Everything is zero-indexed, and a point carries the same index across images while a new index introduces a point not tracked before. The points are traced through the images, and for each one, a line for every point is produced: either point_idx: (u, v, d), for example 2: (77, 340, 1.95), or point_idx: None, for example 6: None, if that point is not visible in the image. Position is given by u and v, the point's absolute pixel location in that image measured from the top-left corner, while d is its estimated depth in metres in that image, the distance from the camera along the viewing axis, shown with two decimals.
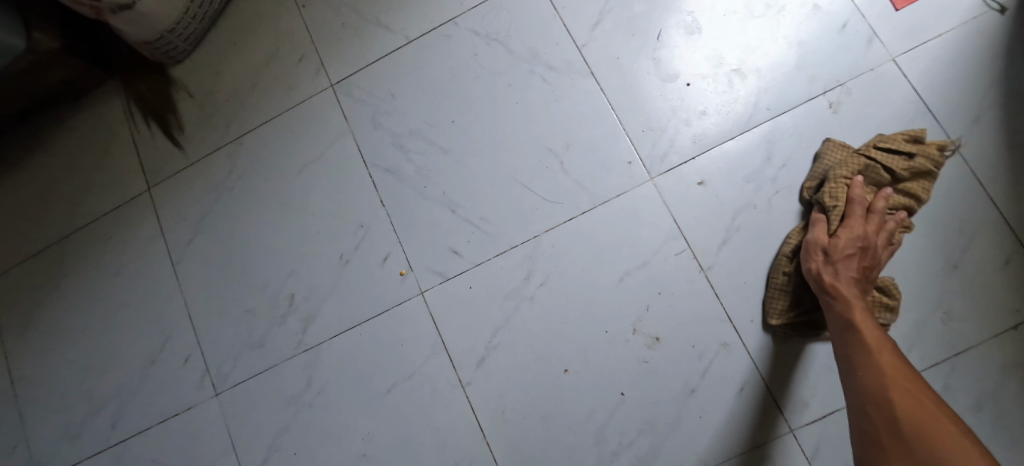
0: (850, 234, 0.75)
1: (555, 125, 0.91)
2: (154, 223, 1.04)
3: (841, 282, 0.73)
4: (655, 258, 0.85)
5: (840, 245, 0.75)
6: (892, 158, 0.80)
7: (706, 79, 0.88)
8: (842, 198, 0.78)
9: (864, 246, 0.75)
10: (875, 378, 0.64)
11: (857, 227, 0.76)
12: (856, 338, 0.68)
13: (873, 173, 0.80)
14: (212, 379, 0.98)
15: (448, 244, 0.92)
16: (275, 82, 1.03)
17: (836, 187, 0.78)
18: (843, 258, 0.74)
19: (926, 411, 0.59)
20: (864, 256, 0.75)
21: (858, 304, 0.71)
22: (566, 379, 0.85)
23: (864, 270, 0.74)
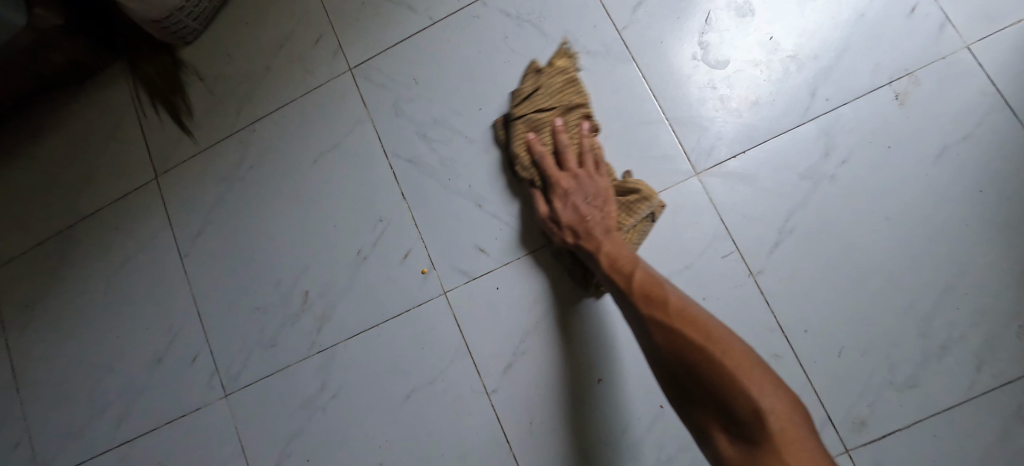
0: (563, 198, 0.77)
1: (592, 114, 0.84)
2: (162, 213, 0.99)
3: (585, 234, 0.74)
4: (699, 261, 0.79)
5: (563, 194, 0.77)
6: (518, 143, 0.82)
7: (759, 66, 0.81)
8: (549, 161, 0.79)
9: (582, 198, 0.76)
10: (661, 319, 0.62)
11: (568, 180, 0.77)
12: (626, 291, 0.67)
13: (533, 154, 0.81)
14: (221, 379, 0.92)
15: (473, 241, 0.85)
16: (290, 64, 0.97)
17: (521, 152, 0.81)
18: (569, 220, 0.76)
19: (719, 356, 0.56)
20: (589, 206, 0.76)
21: (603, 245, 0.73)
22: (600, 389, 0.79)
23: (590, 213, 0.75)
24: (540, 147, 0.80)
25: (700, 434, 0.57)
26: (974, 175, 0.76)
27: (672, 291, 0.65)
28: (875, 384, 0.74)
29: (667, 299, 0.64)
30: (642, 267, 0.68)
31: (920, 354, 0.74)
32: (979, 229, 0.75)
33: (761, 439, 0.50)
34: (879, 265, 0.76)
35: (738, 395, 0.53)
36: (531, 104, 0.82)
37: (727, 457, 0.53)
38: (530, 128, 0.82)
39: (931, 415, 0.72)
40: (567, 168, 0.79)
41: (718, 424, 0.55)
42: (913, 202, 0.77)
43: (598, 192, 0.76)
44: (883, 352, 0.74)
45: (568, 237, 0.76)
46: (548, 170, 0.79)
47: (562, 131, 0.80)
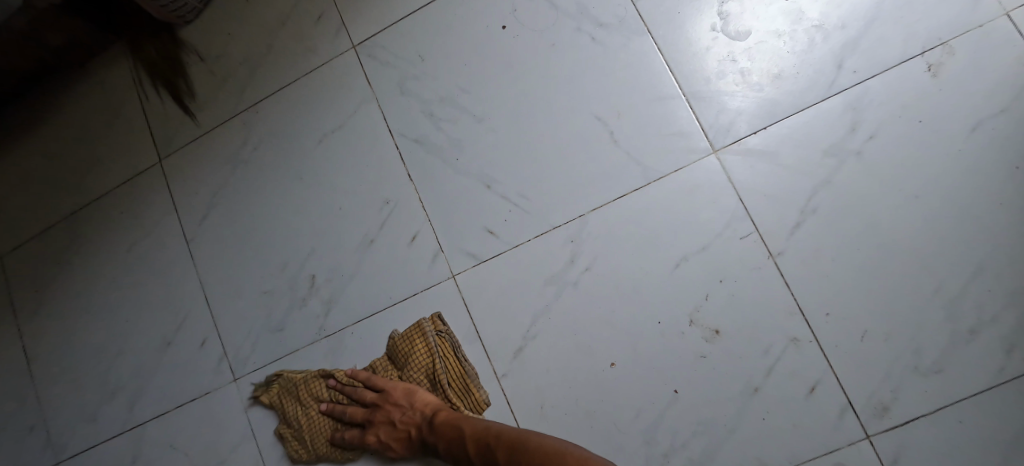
0: (378, 437, 0.80)
1: (605, 90, 0.81)
2: (166, 197, 0.97)
3: (421, 444, 0.77)
4: (716, 241, 0.76)
5: (381, 436, 0.79)
6: (317, 452, 0.85)
7: (781, 38, 0.78)
8: (351, 436, 0.82)
9: (394, 408, 0.79)
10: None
11: (375, 423, 0.80)
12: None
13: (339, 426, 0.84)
14: (230, 364, 0.92)
15: (482, 224, 0.83)
16: (292, 43, 0.94)
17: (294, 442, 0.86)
18: (397, 446, 0.79)
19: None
20: (401, 410, 0.79)
21: (447, 443, 0.74)
22: (613, 374, 0.77)
23: (407, 425, 0.78)
24: (335, 410, 0.83)
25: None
26: (1011, 149, 0.72)
27: (498, 439, 0.71)
28: (899, 367, 0.71)
29: (496, 439, 0.71)
30: (468, 437, 0.73)
31: (948, 336, 0.71)
32: (1016, 206, 0.71)
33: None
34: (907, 244, 0.73)
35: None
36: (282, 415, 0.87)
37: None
38: (315, 398, 0.86)
39: (959, 401, 0.69)
40: (368, 405, 0.81)
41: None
42: (944, 179, 0.73)
43: (395, 397, 0.80)
44: (909, 335, 0.72)
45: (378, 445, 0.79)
46: (355, 440, 0.82)
47: (339, 383, 0.84)
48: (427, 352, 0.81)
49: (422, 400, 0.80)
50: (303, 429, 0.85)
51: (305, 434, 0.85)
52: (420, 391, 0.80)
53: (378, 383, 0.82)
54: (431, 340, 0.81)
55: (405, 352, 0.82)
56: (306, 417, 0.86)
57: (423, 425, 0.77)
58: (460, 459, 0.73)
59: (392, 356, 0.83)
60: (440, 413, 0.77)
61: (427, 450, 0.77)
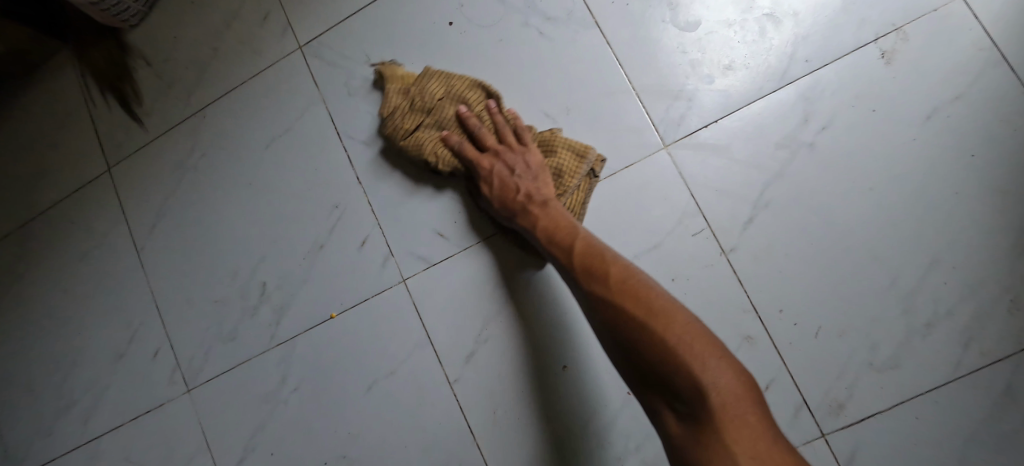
0: (489, 180, 0.75)
1: (553, 86, 0.79)
2: (115, 205, 0.95)
3: (525, 212, 0.73)
4: (669, 238, 0.74)
5: (495, 185, 0.75)
6: (416, 116, 0.79)
7: (732, 27, 0.75)
8: (468, 148, 0.77)
9: (508, 170, 0.75)
10: (608, 306, 0.61)
11: (493, 164, 0.76)
12: (575, 269, 0.66)
13: (445, 149, 0.78)
14: (183, 374, 0.90)
15: (432, 226, 0.81)
16: (237, 45, 0.91)
17: (405, 118, 0.79)
18: (499, 194, 0.74)
19: (656, 334, 0.57)
20: (523, 175, 0.74)
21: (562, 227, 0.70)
22: (565, 376, 0.76)
23: (519, 187, 0.74)
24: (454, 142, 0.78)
25: (653, 410, 0.59)
26: (964, 138, 0.70)
27: (611, 261, 0.65)
28: (854, 364, 0.69)
29: (613, 272, 0.63)
30: (581, 237, 0.68)
31: (903, 332, 0.69)
32: (972, 196, 0.69)
33: (704, 414, 0.52)
34: (862, 239, 0.71)
35: (681, 374, 0.54)
36: (420, 89, 0.79)
37: (677, 437, 0.55)
38: (456, 100, 0.79)
39: (915, 397, 0.68)
40: (489, 147, 0.77)
41: (664, 402, 0.57)
42: (898, 170, 0.71)
43: (519, 164, 0.75)
44: (864, 331, 0.70)
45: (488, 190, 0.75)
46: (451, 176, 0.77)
47: (469, 116, 0.78)
48: (577, 169, 0.74)
49: (546, 181, 0.75)
50: (409, 105, 0.79)
51: (428, 109, 0.79)
52: (545, 173, 0.75)
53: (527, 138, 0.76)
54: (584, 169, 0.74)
55: (558, 146, 0.75)
56: (446, 102, 0.79)
57: (548, 205, 0.72)
58: (558, 253, 0.68)
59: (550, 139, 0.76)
60: (553, 202, 0.73)
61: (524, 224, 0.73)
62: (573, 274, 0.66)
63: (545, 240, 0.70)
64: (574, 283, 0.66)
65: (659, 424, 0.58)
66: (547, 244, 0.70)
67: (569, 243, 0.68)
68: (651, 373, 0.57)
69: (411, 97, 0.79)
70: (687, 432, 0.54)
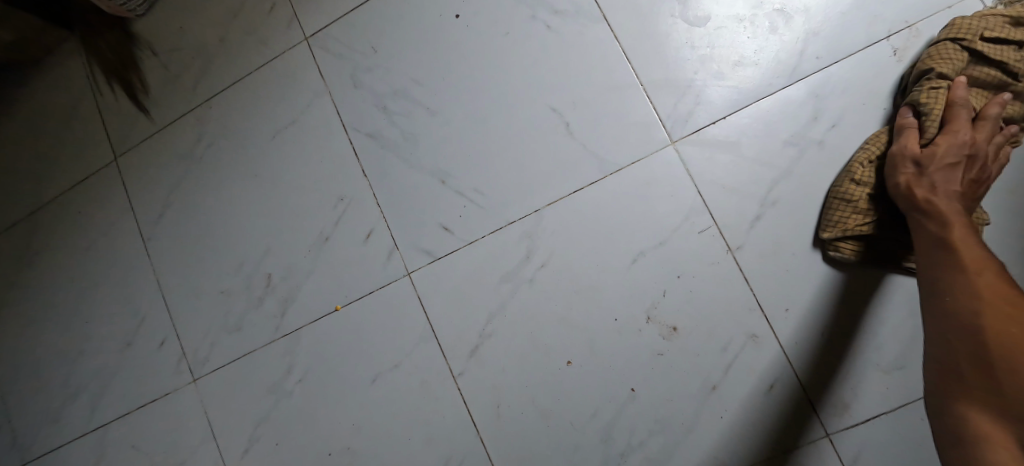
0: (942, 169, 0.62)
1: (561, 80, 0.78)
2: (122, 196, 0.95)
3: (935, 208, 0.60)
4: (675, 235, 0.73)
5: (938, 158, 0.62)
6: (935, 88, 0.65)
7: (742, 22, 0.74)
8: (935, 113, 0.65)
9: (975, 164, 0.62)
10: (992, 331, 0.49)
11: (950, 146, 0.63)
12: (953, 277, 0.55)
13: (937, 105, 0.65)
14: (189, 364, 0.91)
15: (437, 220, 0.81)
16: (243, 35, 0.91)
17: (964, 28, 0.66)
18: (940, 168, 0.62)
19: None
20: (973, 169, 0.62)
21: (959, 223, 0.58)
22: (568, 373, 0.75)
23: (981, 178, 0.62)
24: (957, 111, 0.64)
25: (962, 441, 0.48)
26: None
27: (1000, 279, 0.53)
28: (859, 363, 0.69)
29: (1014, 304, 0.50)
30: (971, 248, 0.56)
31: (910, 333, 0.69)
32: None
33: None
34: None
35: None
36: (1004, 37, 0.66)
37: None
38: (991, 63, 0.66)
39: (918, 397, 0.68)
40: (983, 133, 0.64)
41: (1005, 440, 0.45)
42: None
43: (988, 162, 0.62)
44: (870, 330, 0.69)
45: (941, 156, 0.62)
46: (909, 153, 0.64)
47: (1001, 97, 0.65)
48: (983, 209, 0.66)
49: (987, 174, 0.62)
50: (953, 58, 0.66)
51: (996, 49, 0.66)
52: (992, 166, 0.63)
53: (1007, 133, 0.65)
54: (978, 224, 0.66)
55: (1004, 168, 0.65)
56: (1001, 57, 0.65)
57: (959, 205, 0.60)
58: (957, 262, 0.55)
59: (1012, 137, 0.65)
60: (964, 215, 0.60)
61: (923, 212, 0.61)
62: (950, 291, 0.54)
63: (937, 242, 0.58)
64: (964, 295, 0.53)
65: (962, 454, 0.48)
66: (943, 252, 0.57)
67: (973, 264, 0.54)
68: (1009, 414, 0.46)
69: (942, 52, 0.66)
70: None
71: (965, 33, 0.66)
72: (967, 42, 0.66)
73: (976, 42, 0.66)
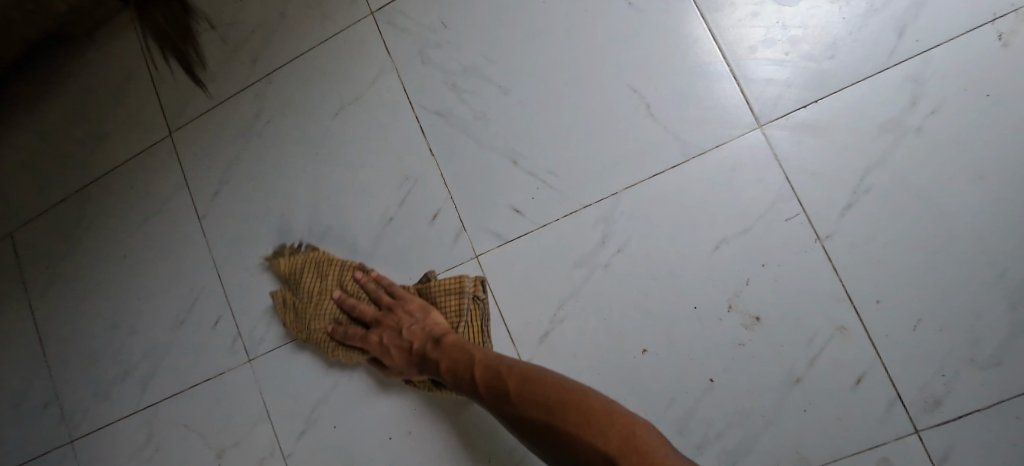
0: (380, 340, 0.78)
1: (641, 60, 0.75)
2: (177, 171, 0.93)
3: (439, 367, 0.73)
4: (760, 222, 0.71)
5: (393, 367, 0.77)
6: (314, 323, 0.83)
7: (836, 3, 0.72)
8: (355, 334, 0.80)
9: (399, 332, 0.77)
10: (530, 413, 0.63)
11: (383, 353, 0.78)
12: (484, 395, 0.68)
13: (341, 347, 0.82)
14: (244, 344, 0.89)
15: (507, 202, 0.79)
16: (306, 10, 0.89)
17: (307, 274, 0.84)
18: (392, 360, 0.77)
19: (567, 417, 0.60)
20: (413, 331, 0.77)
21: (465, 359, 0.71)
22: (644, 362, 0.73)
23: (413, 337, 0.76)
24: (338, 335, 0.81)
25: None
26: None
27: (508, 369, 0.68)
28: (954, 358, 0.67)
29: (511, 370, 0.67)
30: (478, 361, 0.70)
31: (1010, 329, 0.66)
32: None
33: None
34: (968, 229, 0.67)
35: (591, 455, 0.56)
36: (295, 287, 0.85)
37: None
38: (341, 288, 0.83)
39: (1016, 395, 0.65)
40: (384, 308, 0.80)
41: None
42: (1012, 157, 0.67)
43: (407, 325, 0.77)
44: (965, 324, 0.67)
45: (381, 348, 0.78)
46: (355, 338, 0.80)
47: (368, 283, 0.81)
48: (456, 305, 0.77)
49: (435, 321, 0.77)
50: (309, 306, 0.83)
51: (319, 293, 0.83)
52: (435, 313, 0.78)
53: (400, 293, 0.80)
54: (466, 290, 0.77)
55: (439, 295, 0.78)
56: (330, 288, 0.83)
57: (459, 344, 0.73)
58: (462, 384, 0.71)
59: (427, 286, 0.79)
60: (449, 337, 0.75)
61: (423, 367, 0.76)
62: (485, 397, 0.68)
63: (453, 381, 0.71)
64: (506, 404, 0.66)
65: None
66: (461, 378, 0.70)
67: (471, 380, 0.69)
68: (569, 464, 0.58)
69: (290, 282, 0.86)
70: None
71: (292, 280, 0.85)
72: (287, 283, 0.86)
73: (287, 270, 0.85)
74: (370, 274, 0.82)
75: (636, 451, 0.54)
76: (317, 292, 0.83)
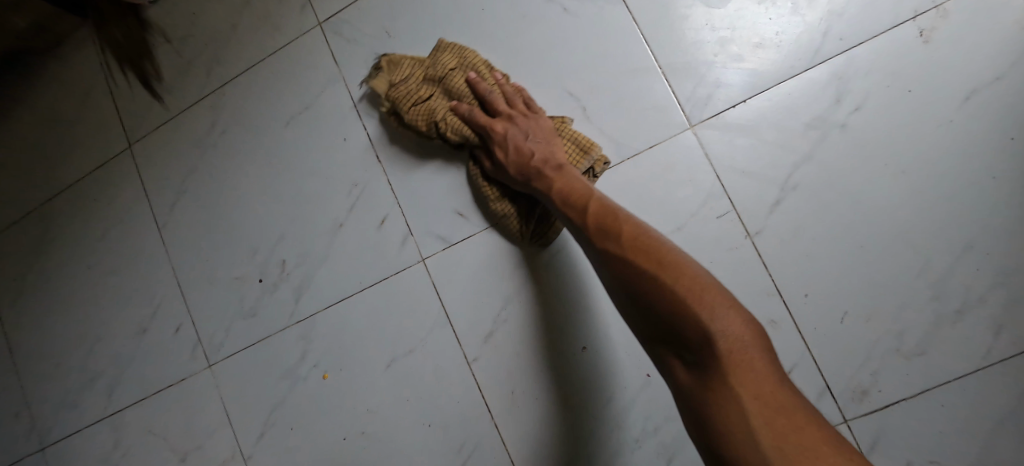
0: (506, 133, 0.73)
1: (577, 64, 0.77)
2: (136, 182, 0.95)
3: (552, 185, 0.69)
4: (693, 220, 0.73)
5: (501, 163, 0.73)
6: (431, 85, 0.79)
7: (763, 3, 0.73)
8: (478, 115, 0.75)
9: (523, 137, 0.72)
10: (626, 261, 0.56)
11: (501, 151, 0.73)
12: (586, 229, 0.63)
13: (456, 121, 0.76)
14: (205, 349, 0.91)
15: (452, 205, 0.81)
16: (256, 21, 0.90)
17: (444, 55, 0.78)
18: (511, 159, 0.72)
19: (670, 278, 0.53)
20: (546, 150, 0.72)
21: (580, 186, 0.67)
22: (584, 358, 0.77)
23: (537, 150, 0.71)
24: (460, 110, 0.76)
25: (664, 368, 0.53)
26: (1004, 121, 0.68)
27: (623, 219, 0.61)
28: (881, 350, 0.68)
29: (624, 228, 0.59)
30: (595, 199, 0.65)
31: (933, 321, 0.68)
32: (1008, 181, 0.67)
33: (711, 361, 0.48)
34: (891, 225, 0.69)
35: (685, 327, 0.50)
36: (420, 63, 0.79)
37: (682, 384, 0.51)
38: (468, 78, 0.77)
39: (941, 384, 0.67)
40: (499, 113, 0.75)
41: (671, 353, 0.52)
42: (933, 152, 0.69)
43: (537, 131, 0.73)
44: (890, 316, 0.69)
45: (502, 135, 0.73)
46: (479, 119, 0.75)
47: (512, 95, 0.76)
48: (577, 156, 0.73)
49: (561, 150, 0.73)
50: (411, 80, 0.78)
51: (440, 77, 0.78)
52: (562, 142, 0.74)
53: (539, 110, 0.75)
54: (592, 155, 0.73)
55: (567, 138, 0.74)
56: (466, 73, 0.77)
57: (571, 176, 0.69)
58: (565, 213, 0.65)
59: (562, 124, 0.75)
60: (569, 169, 0.70)
61: (537, 190, 0.71)
62: (584, 229, 0.63)
63: (562, 201, 0.67)
64: (606, 243, 0.60)
65: (666, 379, 0.53)
66: (566, 203, 0.66)
67: (580, 208, 0.65)
68: (651, 324, 0.53)
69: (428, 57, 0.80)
70: (691, 380, 0.50)
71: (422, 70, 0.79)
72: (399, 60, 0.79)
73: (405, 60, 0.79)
74: (509, 80, 0.77)
75: (730, 345, 0.48)
76: (445, 71, 0.78)
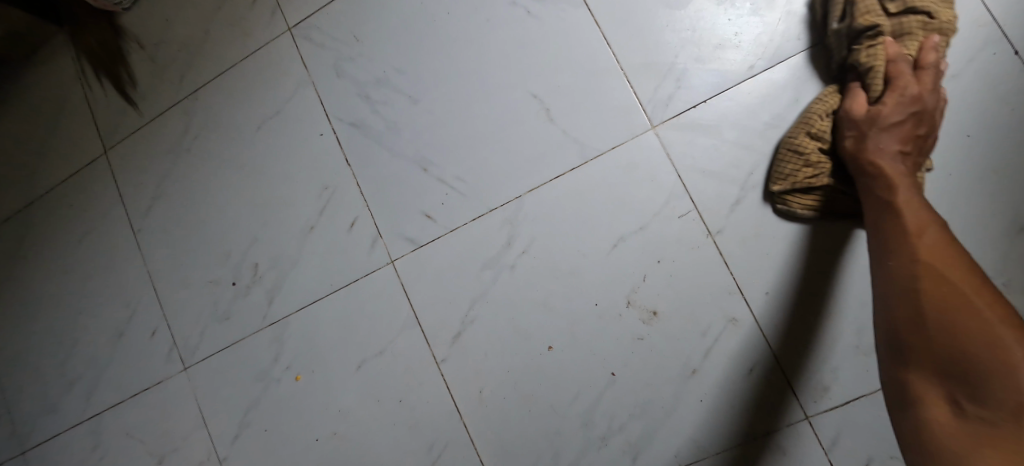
0: (925, 91, 0.63)
1: (541, 67, 0.78)
2: (112, 188, 0.96)
3: (880, 171, 0.61)
4: (657, 220, 0.73)
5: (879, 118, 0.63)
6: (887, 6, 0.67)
7: (722, 5, 0.74)
8: (901, 65, 0.64)
9: (905, 114, 0.63)
10: (940, 286, 0.49)
11: (895, 106, 0.63)
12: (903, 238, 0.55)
13: (887, 67, 0.65)
14: (180, 353, 0.92)
15: (420, 207, 0.81)
16: (227, 28, 0.91)
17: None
18: (890, 126, 0.63)
19: (980, 325, 0.46)
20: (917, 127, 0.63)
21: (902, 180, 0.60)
22: (550, 358, 0.76)
23: (919, 130, 0.63)
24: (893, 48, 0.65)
25: (909, 406, 0.48)
26: (960, 118, 0.68)
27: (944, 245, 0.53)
28: (841, 348, 0.69)
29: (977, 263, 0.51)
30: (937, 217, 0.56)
31: None
32: (964, 178, 0.68)
33: (1005, 425, 0.41)
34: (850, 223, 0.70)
35: (989, 380, 0.43)
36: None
37: (944, 433, 0.44)
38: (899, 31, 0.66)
39: None
40: (921, 67, 0.64)
41: (942, 397, 0.46)
42: None
43: (920, 106, 0.63)
44: (849, 314, 0.69)
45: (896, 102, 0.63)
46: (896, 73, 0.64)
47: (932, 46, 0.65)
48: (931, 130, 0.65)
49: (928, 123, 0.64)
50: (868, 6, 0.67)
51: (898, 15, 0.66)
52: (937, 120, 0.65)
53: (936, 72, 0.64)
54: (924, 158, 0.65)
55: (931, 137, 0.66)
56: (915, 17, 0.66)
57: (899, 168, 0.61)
58: (902, 227, 0.56)
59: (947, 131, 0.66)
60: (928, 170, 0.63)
61: (871, 166, 0.62)
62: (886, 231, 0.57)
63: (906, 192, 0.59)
64: (905, 257, 0.53)
65: (908, 417, 0.48)
66: (888, 204, 0.59)
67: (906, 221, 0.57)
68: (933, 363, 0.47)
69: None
70: (962, 436, 0.43)
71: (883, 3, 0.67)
72: None
73: None
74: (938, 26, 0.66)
75: None
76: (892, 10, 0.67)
